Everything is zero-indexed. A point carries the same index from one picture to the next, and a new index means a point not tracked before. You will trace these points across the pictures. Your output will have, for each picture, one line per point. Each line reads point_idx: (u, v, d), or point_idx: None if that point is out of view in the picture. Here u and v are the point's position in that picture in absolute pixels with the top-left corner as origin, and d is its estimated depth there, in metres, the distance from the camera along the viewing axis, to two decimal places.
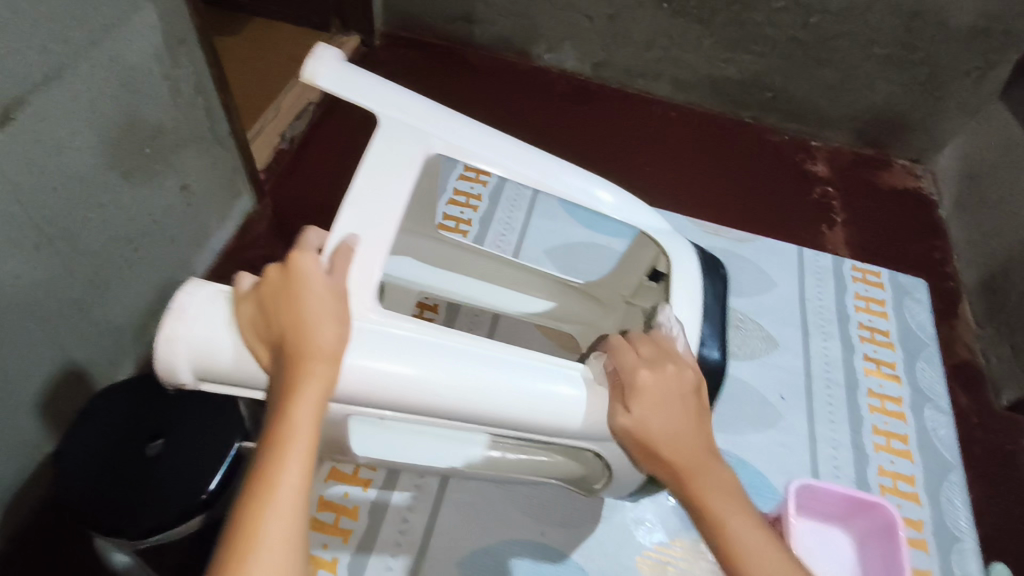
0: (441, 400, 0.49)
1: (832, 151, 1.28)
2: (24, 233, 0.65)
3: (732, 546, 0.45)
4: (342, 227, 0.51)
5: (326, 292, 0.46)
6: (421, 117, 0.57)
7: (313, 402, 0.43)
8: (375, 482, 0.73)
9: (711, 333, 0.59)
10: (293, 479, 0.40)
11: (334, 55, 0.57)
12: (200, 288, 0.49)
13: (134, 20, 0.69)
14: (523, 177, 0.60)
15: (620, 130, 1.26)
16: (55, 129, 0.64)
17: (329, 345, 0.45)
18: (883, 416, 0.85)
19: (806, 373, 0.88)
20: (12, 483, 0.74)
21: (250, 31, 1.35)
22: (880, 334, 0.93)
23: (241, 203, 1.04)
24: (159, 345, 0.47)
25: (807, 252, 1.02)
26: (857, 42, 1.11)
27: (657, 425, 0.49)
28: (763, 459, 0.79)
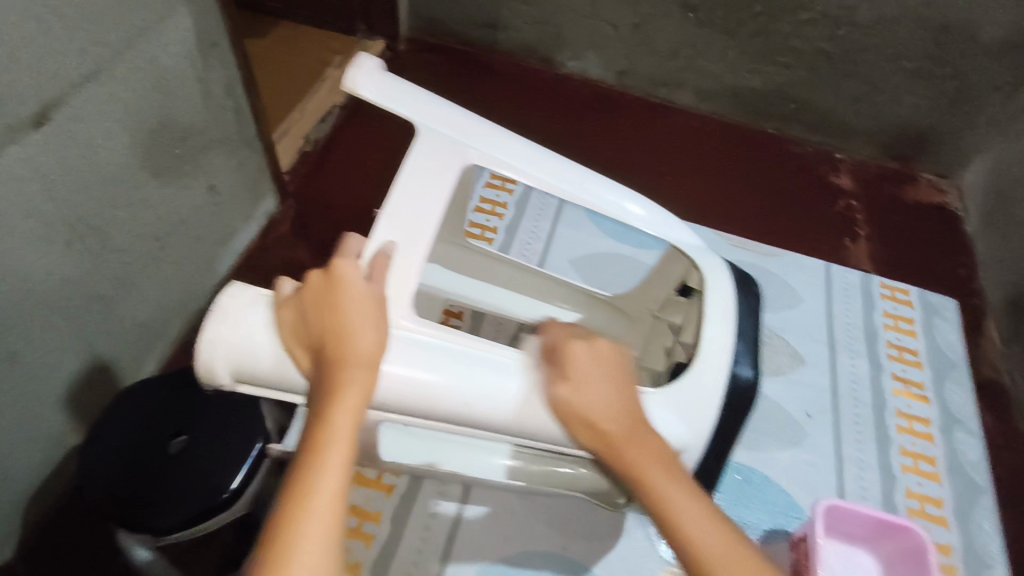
0: (474, 412, 0.49)
1: (857, 164, 1.26)
2: (56, 231, 0.66)
3: (675, 515, 0.45)
4: (378, 235, 0.51)
5: (366, 299, 0.46)
6: (457, 128, 0.57)
7: (353, 409, 0.43)
8: (398, 488, 0.73)
9: (744, 352, 0.58)
10: (332, 485, 0.41)
11: (374, 65, 0.57)
12: (241, 291, 0.49)
13: (168, 23, 0.71)
14: (556, 190, 0.60)
15: (645, 140, 1.26)
16: (89, 129, 0.66)
17: (368, 352, 0.45)
18: (911, 437, 0.84)
19: (833, 391, 0.87)
20: (37, 475, 0.75)
21: (278, 34, 1.37)
22: (909, 353, 0.92)
23: (265, 204, 1.05)
24: (200, 348, 0.47)
25: (835, 268, 1.01)
26: (885, 55, 1.10)
27: (596, 397, 0.49)
28: (788, 478, 0.79)
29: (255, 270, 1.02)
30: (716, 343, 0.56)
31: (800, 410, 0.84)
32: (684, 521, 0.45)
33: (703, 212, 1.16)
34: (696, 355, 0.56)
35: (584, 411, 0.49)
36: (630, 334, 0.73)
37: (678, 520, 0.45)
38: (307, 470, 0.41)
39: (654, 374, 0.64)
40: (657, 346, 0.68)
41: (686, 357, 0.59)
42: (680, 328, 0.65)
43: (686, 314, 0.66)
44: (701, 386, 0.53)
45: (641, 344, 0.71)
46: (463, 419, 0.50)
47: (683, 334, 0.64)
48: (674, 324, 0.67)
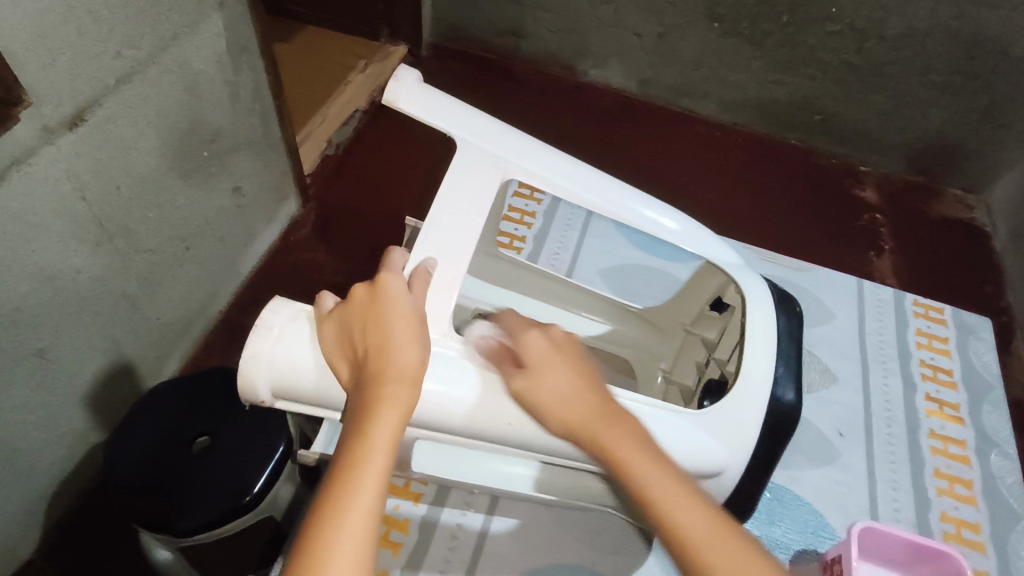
0: (512, 430, 0.49)
1: (882, 178, 1.24)
2: (88, 230, 0.66)
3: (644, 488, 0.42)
4: (419, 252, 0.51)
5: (410, 314, 0.46)
6: (493, 139, 0.57)
7: (393, 422, 0.42)
8: (426, 497, 0.67)
9: (786, 374, 0.57)
10: (368, 500, 0.39)
11: (414, 77, 0.57)
12: (283, 306, 0.49)
13: (202, 28, 0.72)
14: (592, 205, 0.60)
15: (670, 150, 1.25)
16: (122, 131, 0.66)
17: (410, 366, 0.44)
18: (946, 459, 0.82)
19: (865, 410, 0.85)
20: (60, 471, 0.75)
21: (302, 39, 1.38)
22: (943, 373, 0.90)
23: (287, 206, 1.06)
24: (245, 362, 0.47)
25: (867, 285, 1.00)
26: (914, 68, 1.08)
27: (558, 386, 0.47)
28: (816, 496, 0.77)
29: (277, 271, 1.02)
30: (758, 362, 0.56)
31: (832, 429, 0.83)
32: (652, 495, 0.42)
33: (728, 224, 1.15)
34: (737, 378, 0.55)
35: (551, 402, 0.47)
36: (661, 347, 0.73)
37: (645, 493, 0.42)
38: (343, 483, 0.39)
39: (685, 389, 0.66)
40: (688, 360, 0.69)
41: (727, 373, 0.59)
42: (716, 344, 0.66)
43: (721, 330, 0.67)
44: (737, 407, 0.53)
45: (671, 357, 0.72)
46: (499, 437, 0.50)
47: (719, 350, 0.64)
48: (708, 339, 0.68)
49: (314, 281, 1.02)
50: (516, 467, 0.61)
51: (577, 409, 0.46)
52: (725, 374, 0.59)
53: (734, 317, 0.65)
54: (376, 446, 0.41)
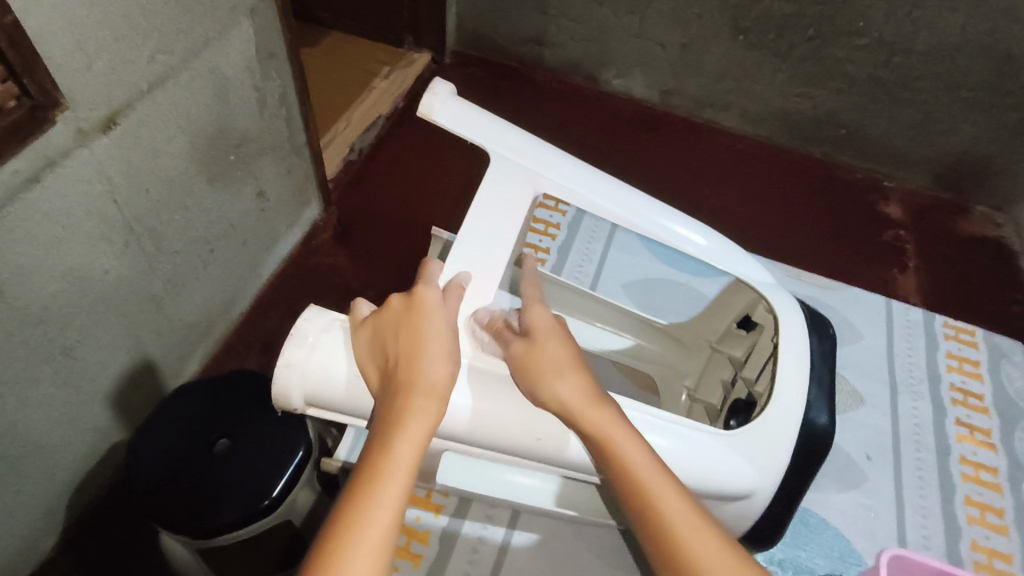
0: (540, 445, 0.49)
1: (908, 194, 1.23)
2: (117, 231, 0.67)
3: (650, 501, 0.43)
4: (453, 265, 0.51)
5: (443, 328, 0.46)
6: (524, 153, 0.57)
7: (418, 436, 0.42)
8: (447, 508, 0.67)
9: (819, 397, 0.56)
10: (387, 515, 0.39)
11: (448, 89, 0.57)
12: (318, 315, 0.49)
13: (232, 34, 0.73)
14: (620, 220, 0.60)
15: (693, 162, 1.25)
16: (153, 135, 0.67)
17: (439, 380, 0.44)
18: (977, 486, 0.80)
19: (893, 434, 0.84)
20: (82, 468, 0.76)
21: (327, 45, 1.39)
22: (974, 398, 0.88)
23: (309, 210, 1.07)
24: (279, 371, 0.47)
25: (896, 305, 0.98)
26: (943, 83, 1.07)
27: (560, 364, 0.48)
28: (843, 520, 0.76)
29: (298, 275, 1.03)
30: (791, 384, 0.55)
31: (859, 451, 0.82)
32: (659, 516, 0.43)
33: (751, 240, 1.14)
34: (770, 399, 0.54)
35: (551, 379, 0.47)
36: (685, 364, 0.72)
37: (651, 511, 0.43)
38: (363, 494, 0.39)
39: (711, 408, 0.67)
40: (713, 378, 0.69)
41: (757, 395, 0.58)
42: (743, 363, 0.66)
43: (748, 349, 0.66)
44: (768, 431, 0.52)
45: (698, 373, 0.71)
46: (527, 451, 0.50)
47: (746, 369, 0.64)
48: (734, 358, 0.68)
49: (335, 287, 1.03)
50: (517, 477, 0.61)
51: (582, 391, 0.47)
52: (756, 395, 0.59)
53: (762, 335, 0.64)
54: (399, 460, 0.41)
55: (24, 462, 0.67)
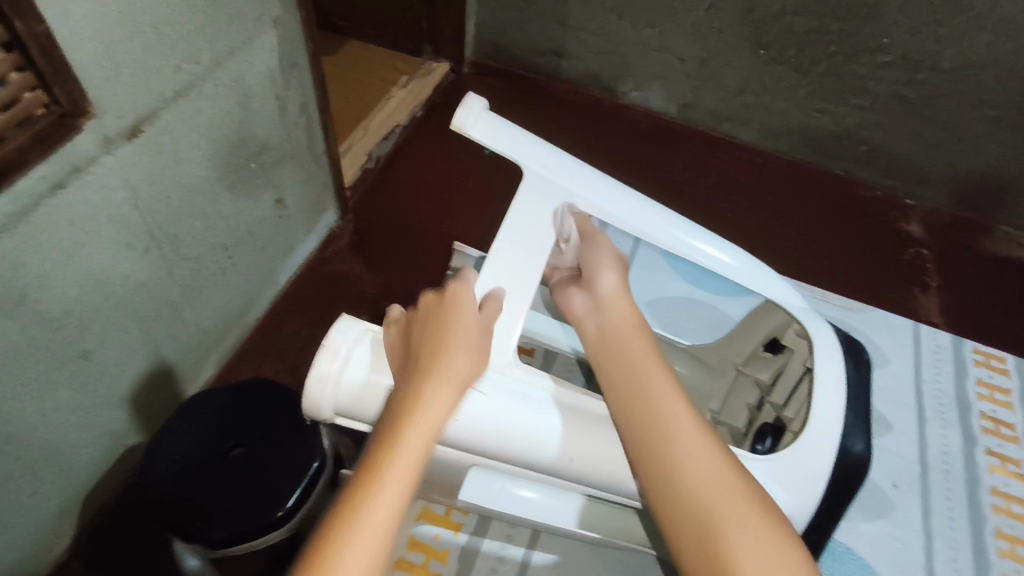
0: (572, 465, 0.48)
1: (929, 212, 1.21)
2: (138, 237, 0.68)
3: (621, 337, 0.51)
4: (486, 283, 0.51)
5: (468, 322, 0.46)
6: (559, 170, 0.58)
7: (430, 423, 0.42)
8: (466, 526, 0.67)
9: (855, 426, 0.55)
10: (385, 510, 0.39)
11: (482, 104, 0.56)
12: (350, 325, 0.48)
13: (257, 43, 0.73)
14: (648, 238, 0.60)
15: (712, 176, 1.24)
16: (176, 142, 0.68)
17: (465, 374, 0.44)
18: (1009, 519, 0.78)
19: (921, 462, 0.83)
20: (95, 471, 0.76)
21: (347, 53, 1.40)
22: (1006, 427, 0.86)
23: (326, 218, 1.07)
24: (311, 383, 0.46)
25: (924, 329, 0.97)
26: (967, 101, 1.05)
27: (610, 256, 0.56)
28: (870, 551, 0.75)
29: (314, 282, 1.03)
30: (828, 407, 0.54)
31: (886, 479, 0.81)
32: (628, 354, 0.49)
33: (770, 256, 1.12)
34: (807, 422, 0.53)
35: (600, 269, 0.55)
36: (709, 384, 0.69)
37: (623, 348, 0.50)
38: (370, 476, 0.40)
39: (735, 432, 0.64)
40: (737, 401, 0.67)
41: (791, 416, 0.57)
42: (770, 388, 0.65)
43: (775, 372, 0.66)
44: (804, 457, 0.51)
45: (721, 396, 0.68)
46: (561, 473, 0.49)
47: (773, 394, 0.63)
48: (761, 381, 0.67)
49: (350, 295, 1.03)
50: (522, 489, 0.58)
51: (623, 285, 0.55)
52: (788, 414, 0.58)
53: (790, 357, 0.65)
54: (409, 445, 0.41)
55: (41, 465, 0.67)
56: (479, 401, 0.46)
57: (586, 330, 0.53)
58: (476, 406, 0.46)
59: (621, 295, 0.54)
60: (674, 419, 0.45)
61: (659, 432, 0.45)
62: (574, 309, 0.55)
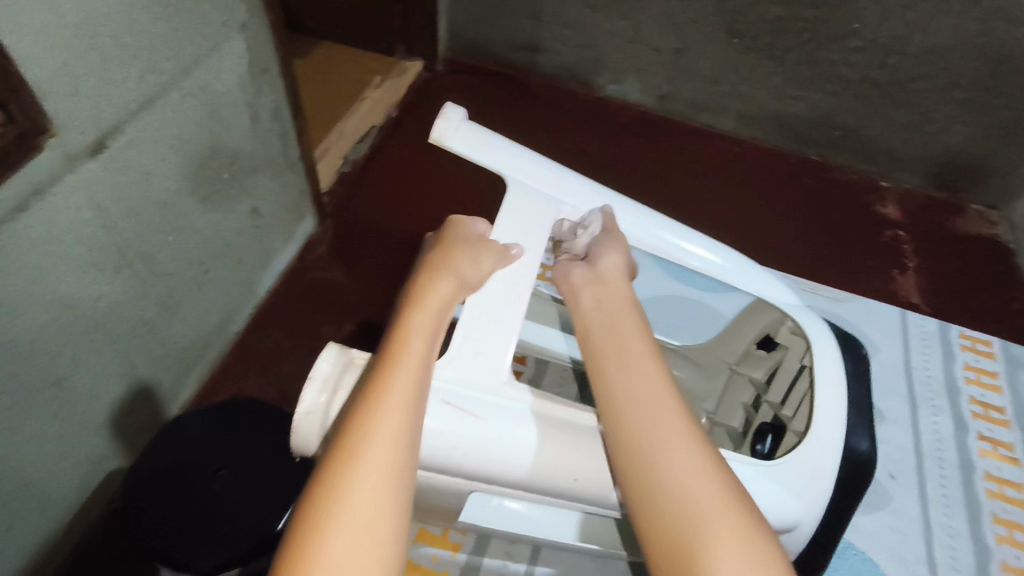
0: (578, 485, 0.47)
1: (904, 194, 1.22)
2: (108, 255, 0.66)
3: (612, 329, 0.49)
4: (501, 235, 0.53)
5: (432, 306, 0.46)
6: (543, 179, 0.58)
7: (400, 411, 0.40)
8: (465, 546, 0.67)
9: (858, 421, 0.55)
10: (408, 377, 0.41)
11: (460, 114, 0.56)
12: (340, 355, 0.46)
13: (223, 49, 0.71)
14: (633, 241, 0.61)
15: (691, 167, 1.24)
16: (143, 157, 0.65)
17: (459, 268, 0.48)
18: (1003, 503, 0.80)
19: (915, 451, 0.84)
20: (76, 496, 0.74)
21: (319, 56, 1.38)
22: (994, 411, 0.88)
23: (305, 225, 1.05)
24: (299, 419, 0.44)
25: (911, 316, 0.98)
26: (936, 83, 1.06)
27: (620, 243, 0.56)
28: (870, 543, 0.76)
29: (294, 292, 1.01)
30: (830, 407, 0.54)
31: (882, 471, 0.82)
32: (615, 351, 0.48)
33: (754, 248, 1.12)
34: (809, 425, 0.53)
35: (606, 250, 0.55)
36: (705, 385, 0.71)
37: (611, 346, 0.48)
38: (364, 421, 0.39)
39: (732, 433, 0.65)
40: (732, 400, 0.67)
41: (793, 417, 0.57)
42: (766, 386, 0.65)
43: (770, 370, 0.66)
44: (808, 458, 0.51)
45: (716, 397, 0.69)
46: (569, 493, 0.47)
47: (770, 392, 0.64)
48: (756, 379, 0.67)
49: (333, 302, 1.01)
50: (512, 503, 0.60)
51: (626, 270, 0.54)
52: (791, 415, 0.58)
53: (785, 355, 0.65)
54: (420, 324, 0.45)
55: (17, 496, 0.65)
56: (478, 426, 0.44)
57: (582, 306, 0.52)
58: (477, 433, 0.44)
59: (621, 279, 0.53)
60: (662, 411, 0.44)
61: (636, 440, 0.44)
62: (571, 280, 0.54)
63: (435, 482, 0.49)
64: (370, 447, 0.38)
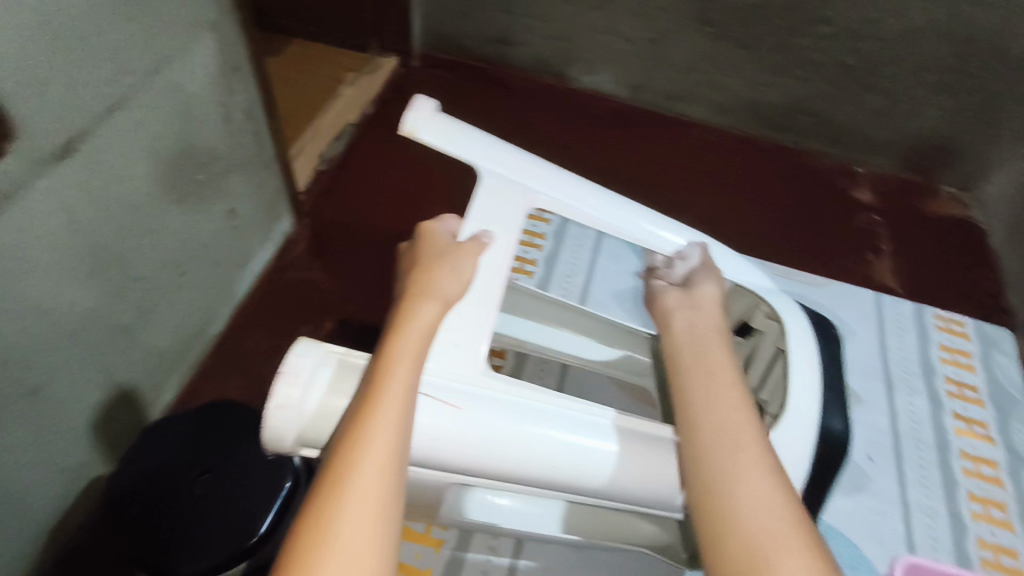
0: (558, 474, 0.46)
1: (878, 178, 1.24)
2: (82, 261, 0.64)
3: (702, 351, 0.50)
4: (472, 225, 0.53)
5: (415, 331, 0.45)
6: (515, 169, 0.58)
7: (385, 438, 0.40)
8: (447, 542, 0.70)
9: (833, 403, 0.56)
10: (394, 405, 0.41)
11: (430, 107, 0.56)
12: (312, 349, 0.46)
13: (193, 48, 0.69)
14: (608, 229, 0.61)
15: (668, 155, 1.25)
16: (114, 159, 0.64)
17: (442, 288, 0.47)
18: (979, 480, 0.82)
19: (892, 432, 0.85)
20: (57, 507, 0.73)
21: (290, 53, 1.36)
22: (969, 389, 0.90)
23: (282, 225, 1.04)
24: (271, 413, 0.43)
25: (884, 299, 1.00)
26: (907, 68, 1.07)
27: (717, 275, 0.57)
28: (852, 524, 0.77)
29: (273, 293, 1.00)
30: (803, 390, 0.54)
31: (861, 452, 0.83)
32: (704, 370, 0.49)
33: (733, 236, 1.13)
34: (784, 410, 0.54)
35: (702, 279, 0.56)
36: None
37: (699, 365, 0.49)
38: (348, 450, 0.39)
39: None
40: None
41: (768, 402, 0.56)
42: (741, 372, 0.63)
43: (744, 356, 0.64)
44: (785, 442, 0.51)
45: None
46: (547, 483, 0.46)
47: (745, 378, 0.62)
48: None
49: (312, 302, 1.00)
50: (500, 498, 0.59)
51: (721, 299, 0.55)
52: (763, 400, 0.57)
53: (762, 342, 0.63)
54: (407, 345, 0.44)
55: None
56: (456, 417, 0.45)
57: (674, 327, 0.53)
58: (454, 423, 0.44)
59: (715, 306, 0.54)
60: (744, 438, 0.45)
61: (713, 456, 0.44)
62: (666, 304, 0.55)
63: (414, 476, 0.49)
64: (357, 477, 0.38)
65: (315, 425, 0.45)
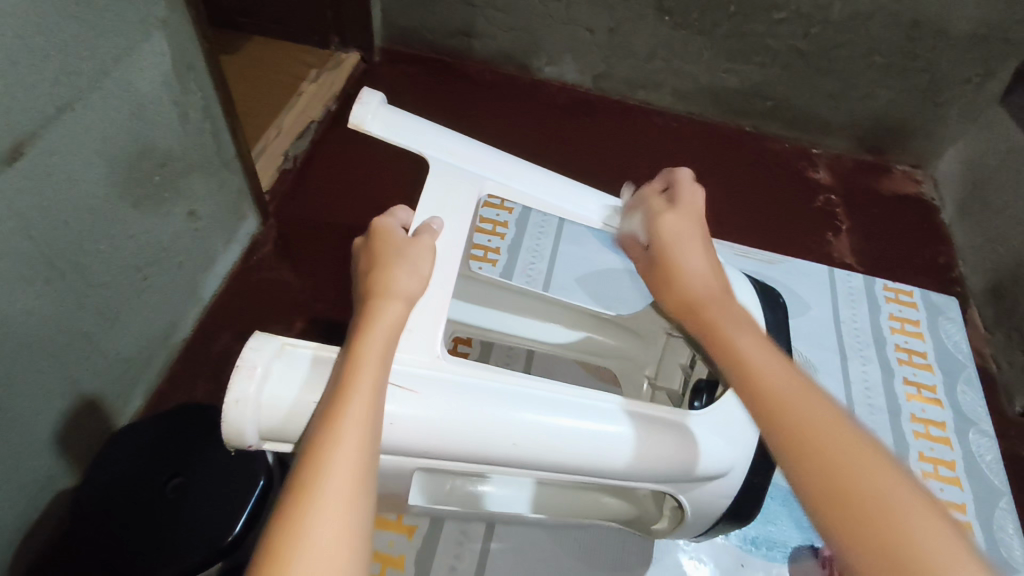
0: (516, 451, 0.47)
1: (834, 159, 1.27)
2: (36, 268, 0.63)
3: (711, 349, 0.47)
4: (422, 215, 0.54)
5: (381, 331, 0.45)
6: (468, 158, 0.58)
7: (355, 438, 0.40)
8: (420, 529, 0.71)
9: None
10: (364, 407, 0.41)
11: (379, 99, 0.56)
12: (266, 343, 0.46)
13: (144, 47, 0.68)
14: (568, 215, 0.62)
15: (631, 142, 1.26)
16: (66, 163, 0.63)
17: (404, 286, 0.47)
18: (929, 442, 0.85)
19: (847, 401, 0.88)
20: (22, 520, 0.71)
21: (248, 50, 1.34)
22: (918, 356, 0.94)
23: (247, 225, 1.02)
24: (227, 408, 0.44)
25: (838, 273, 1.03)
26: (859, 51, 1.10)
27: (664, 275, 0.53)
28: None
29: (240, 292, 0.99)
30: None
31: None
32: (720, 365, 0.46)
33: None
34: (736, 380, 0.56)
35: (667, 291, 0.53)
36: (642, 352, 0.71)
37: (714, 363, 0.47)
38: (319, 449, 0.39)
39: (674, 394, 0.66)
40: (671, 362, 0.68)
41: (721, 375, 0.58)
42: None
43: None
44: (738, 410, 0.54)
45: (655, 362, 0.70)
46: (503, 460, 0.48)
47: None
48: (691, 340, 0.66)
49: (280, 301, 0.99)
50: (477, 485, 0.62)
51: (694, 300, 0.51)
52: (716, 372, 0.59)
53: None
54: (376, 345, 0.44)
55: None
56: (413, 401, 0.45)
57: None
58: (410, 407, 0.45)
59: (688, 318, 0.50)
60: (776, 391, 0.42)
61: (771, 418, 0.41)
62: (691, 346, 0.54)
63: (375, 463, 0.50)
64: (329, 478, 0.38)
65: (273, 417, 0.45)
